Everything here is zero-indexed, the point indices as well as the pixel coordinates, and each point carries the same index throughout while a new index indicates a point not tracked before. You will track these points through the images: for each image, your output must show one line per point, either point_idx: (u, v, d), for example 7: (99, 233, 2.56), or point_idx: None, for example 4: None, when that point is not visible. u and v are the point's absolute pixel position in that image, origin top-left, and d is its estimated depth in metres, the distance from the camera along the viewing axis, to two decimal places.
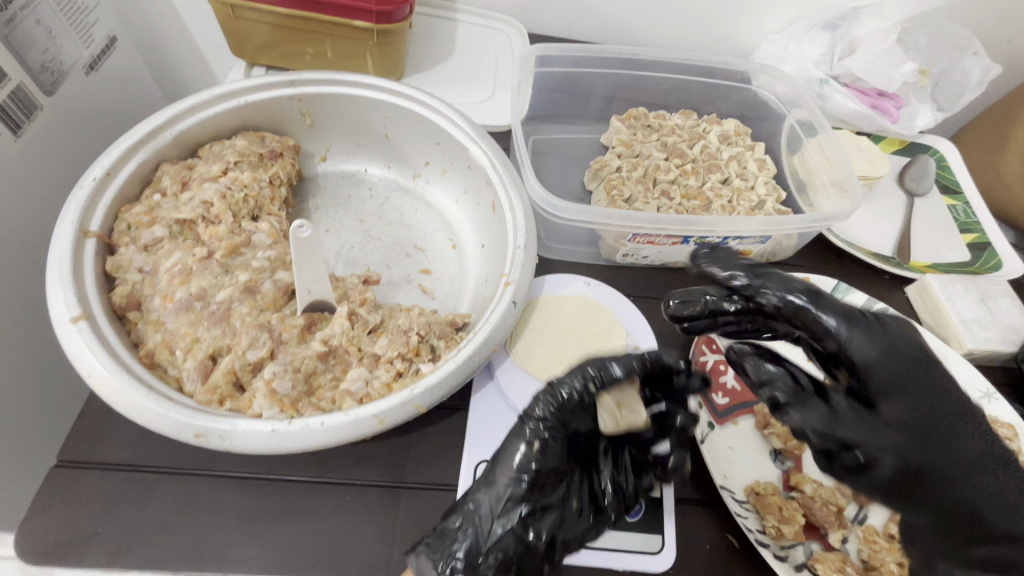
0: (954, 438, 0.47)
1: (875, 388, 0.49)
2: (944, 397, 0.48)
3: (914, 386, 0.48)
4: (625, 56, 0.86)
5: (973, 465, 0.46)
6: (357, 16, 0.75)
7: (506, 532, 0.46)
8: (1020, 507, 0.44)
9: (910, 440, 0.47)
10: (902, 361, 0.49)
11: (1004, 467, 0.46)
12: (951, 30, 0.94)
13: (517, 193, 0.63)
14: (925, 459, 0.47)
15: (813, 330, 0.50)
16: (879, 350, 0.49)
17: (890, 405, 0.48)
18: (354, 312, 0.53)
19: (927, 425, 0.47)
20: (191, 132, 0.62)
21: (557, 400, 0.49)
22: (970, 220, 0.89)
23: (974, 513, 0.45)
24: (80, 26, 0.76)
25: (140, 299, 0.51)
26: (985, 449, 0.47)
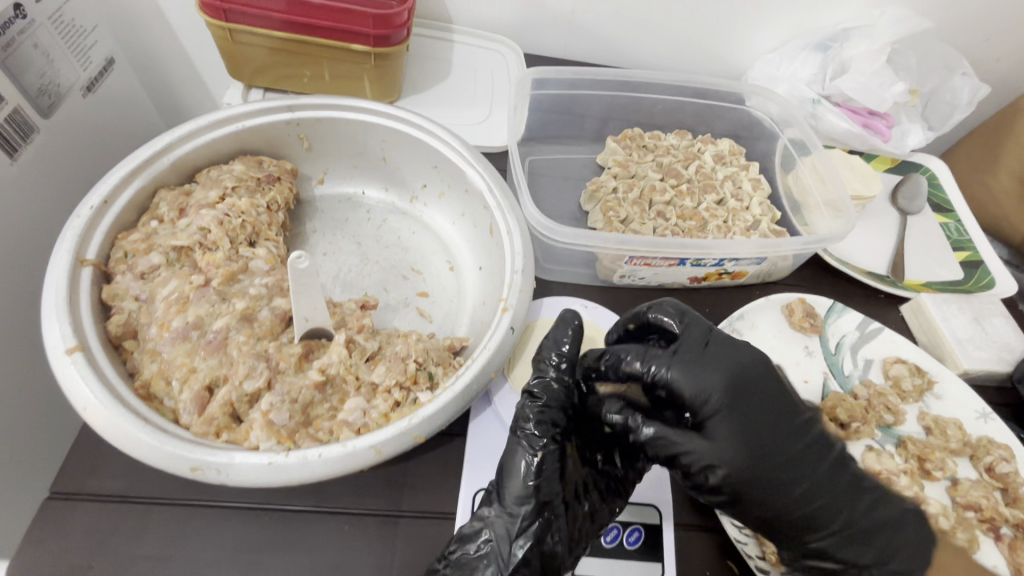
0: (776, 461, 0.51)
1: (709, 410, 0.51)
2: (775, 409, 0.53)
3: (747, 404, 0.52)
4: (620, 77, 0.87)
5: (797, 476, 0.51)
6: (355, 40, 0.75)
7: (529, 548, 0.47)
8: (842, 510, 0.52)
9: (741, 462, 0.50)
10: (732, 381, 0.52)
11: (827, 476, 0.52)
12: (940, 51, 0.96)
13: (514, 218, 0.63)
14: (754, 476, 0.50)
15: (649, 366, 0.53)
16: (710, 374, 0.52)
17: (727, 426, 0.50)
18: (352, 339, 0.53)
19: (756, 443, 0.50)
20: (188, 158, 0.62)
21: (542, 398, 0.53)
22: (963, 238, 0.89)
23: (805, 521, 0.51)
24: (77, 49, 0.76)
25: (136, 328, 0.51)
26: (813, 458, 0.53)
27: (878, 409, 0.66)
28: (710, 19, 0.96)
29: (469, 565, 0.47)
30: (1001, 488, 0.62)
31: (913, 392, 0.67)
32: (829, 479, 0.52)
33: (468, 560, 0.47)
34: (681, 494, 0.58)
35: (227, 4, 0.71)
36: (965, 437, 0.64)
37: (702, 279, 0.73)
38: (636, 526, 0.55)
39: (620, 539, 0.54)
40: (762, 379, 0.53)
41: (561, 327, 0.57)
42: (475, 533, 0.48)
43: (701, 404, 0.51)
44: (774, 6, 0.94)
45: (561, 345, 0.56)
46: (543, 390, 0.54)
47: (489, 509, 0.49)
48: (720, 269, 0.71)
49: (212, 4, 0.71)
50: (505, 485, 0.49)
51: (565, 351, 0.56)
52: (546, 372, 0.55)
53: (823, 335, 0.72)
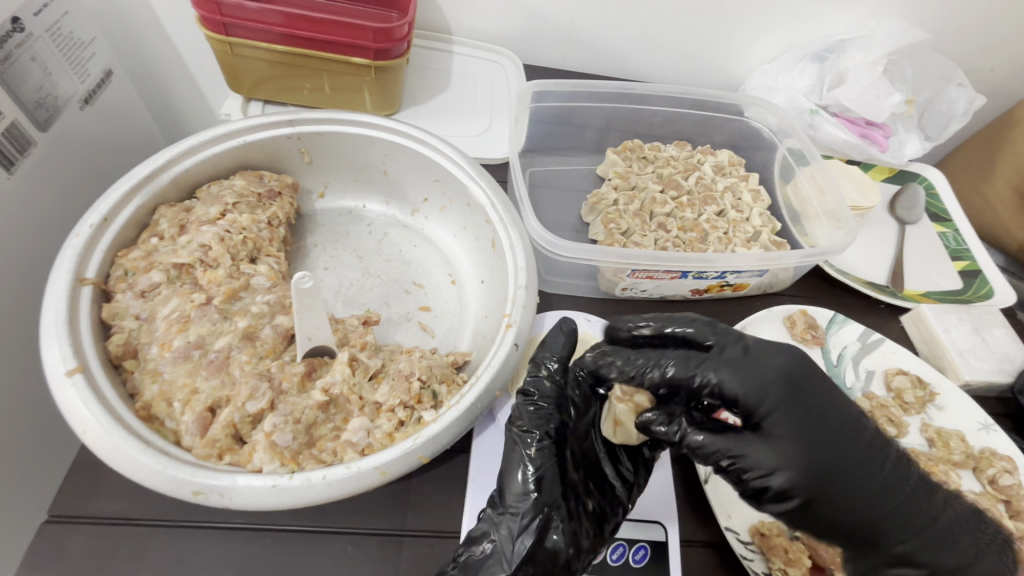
0: (844, 461, 0.48)
1: (762, 412, 0.49)
2: (831, 409, 0.50)
3: (806, 404, 0.49)
4: (619, 89, 0.88)
5: (865, 476, 0.49)
6: (356, 53, 0.75)
7: (531, 547, 0.46)
8: (915, 517, 0.49)
9: (810, 465, 0.47)
10: (784, 381, 0.50)
11: (895, 478, 0.50)
12: (936, 62, 0.97)
13: (517, 232, 0.63)
14: (825, 479, 0.47)
15: (694, 372, 0.51)
16: (761, 374, 0.50)
17: (787, 425, 0.48)
18: (355, 357, 0.53)
19: (821, 444, 0.48)
20: (188, 173, 0.62)
21: (536, 396, 0.53)
22: (961, 248, 0.90)
23: (878, 525, 0.48)
24: (75, 61, 0.76)
25: (136, 347, 0.50)
26: (877, 460, 0.50)
27: (880, 421, 0.66)
28: (708, 30, 0.96)
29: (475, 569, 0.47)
30: (1004, 500, 0.62)
31: (915, 404, 0.68)
32: (897, 481, 0.50)
33: (474, 562, 0.47)
34: (686, 511, 0.57)
35: (226, 17, 0.71)
36: (967, 449, 0.64)
37: (704, 291, 0.73)
38: (642, 544, 0.54)
39: (627, 557, 0.53)
40: (814, 378, 0.51)
41: (553, 334, 0.57)
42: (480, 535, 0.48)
43: (757, 405, 0.49)
44: (771, 18, 0.94)
45: (550, 347, 0.57)
46: (538, 389, 0.54)
47: (492, 511, 0.49)
48: (722, 282, 0.71)
49: (211, 18, 0.71)
50: (505, 484, 0.49)
51: (555, 351, 0.56)
52: (537, 370, 0.55)
53: (825, 347, 0.72)
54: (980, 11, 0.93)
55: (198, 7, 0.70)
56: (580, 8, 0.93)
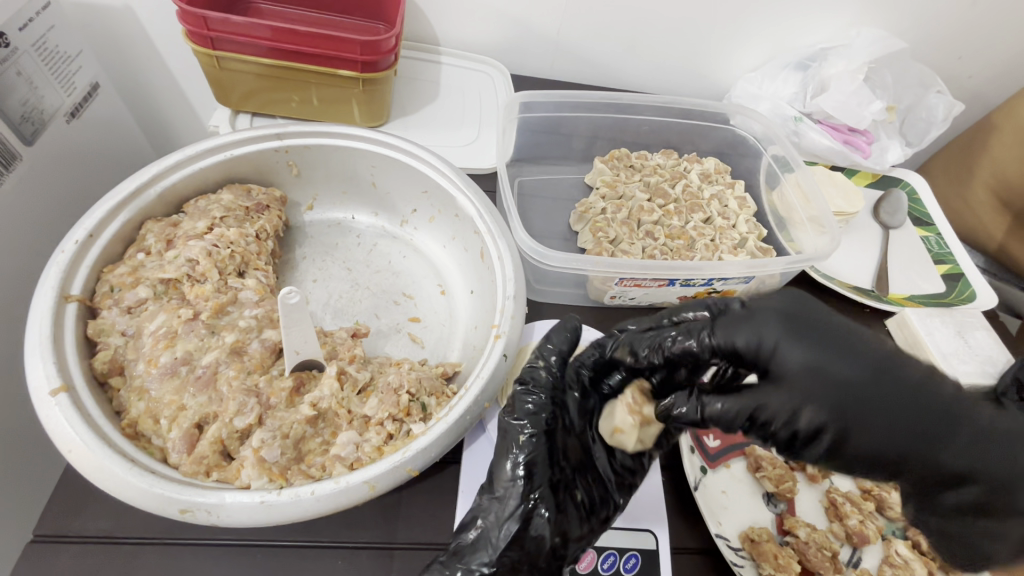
0: (873, 391, 0.45)
1: (768, 355, 0.48)
2: (840, 335, 0.48)
3: (807, 334, 0.47)
4: (605, 99, 0.89)
5: (892, 393, 0.45)
6: (342, 66, 0.76)
7: (516, 533, 0.46)
8: (956, 433, 0.44)
9: (829, 398, 0.45)
10: (787, 324, 0.48)
11: (927, 392, 0.45)
12: (914, 70, 0.99)
13: (505, 243, 0.64)
14: (847, 406, 0.44)
15: (692, 334, 0.51)
16: (756, 323, 0.49)
17: (796, 365, 0.46)
18: (343, 371, 0.53)
19: (834, 374, 0.45)
20: (176, 187, 0.62)
21: (532, 386, 0.53)
22: (943, 251, 0.91)
23: (919, 445, 0.44)
24: (60, 74, 0.76)
25: (123, 364, 0.50)
26: (904, 375, 0.46)
27: None
28: (692, 39, 0.98)
29: (460, 555, 0.47)
30: None
31: None
32: (932, 397, 0.45)
33: (463, 549, 0.47)
34: (677, 518, 0.58)
35: (212, 32, 0.71)
36: None
37: (692, 298, 0.74)
38: (633, 552, 0.54)
39: (618, 567, 0.53)
40: (815, 310, 0.49)
41: (558, 329, 0.58)
42: (470, 523, 0.48)
43: (757, 351, 0.48)
44: (754, 27, 0.96)
45: (552, 340, 0.57)
46: (534, 380, 0.54)
47: (482, 496, 0.49)
48: (709, 289, 0.72)
49: (197, 33, 0.71)
50: (495, 471, 0.49)
51: (557, 344, 0.56)
52: (536, 361, 0.55)
53: None
54: (957, 19, 0.95)
55: (185, 22, 0.70)
56: (566, 18, 0.94)
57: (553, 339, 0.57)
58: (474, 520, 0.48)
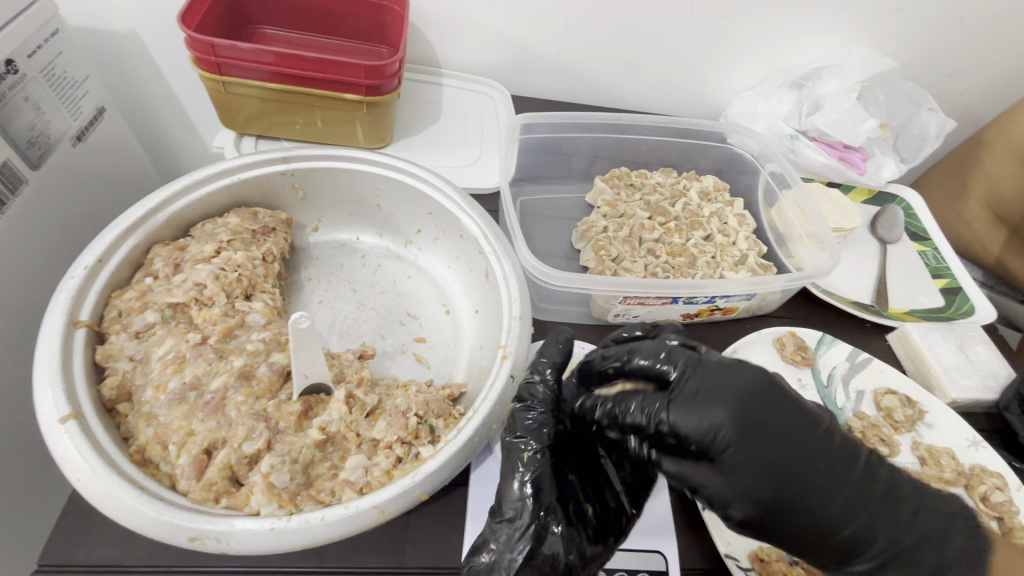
0: (806, 481, 0.46)
1: (718, 446, 0.46)
2: (801, 446, 0.47)
3: (754, 421, 0.46)
4: (605, 120, 0.90)
5: (828, 495, 0.46)
6: (347, 89, 0.77)
7: (528, 552, 0.46)
8: (882, 528, 0.47)
9: (763, 497, 0.46)
10: (740, 412, 0.46)
11: (862, 491, 0.47)
12: (906, 89, 1.01)
13: (510, 263, 0.64)
14: (777, 506, 0.46)
15: (647, 414, 0.48)
16: (711, 411, 0.46)
17: (741, 457, 0.45)
18: (352, 395, 0.52)
19: (794, 509, 0.46)
20: (184, 212, 0.63)
21: (531, 402, 0.53)
22: (941, 265, 0.93)
23: (843, 540, 0.46)
24: (67, 98, 0.77)
25: (131, 390, 0.50)
26: (842, 472, 0.47)
27: (873, 440, 0.67)
28: (689, 59, 1.00)
29: None
30: (997, 517, 0.62)
31: (905, 422, 0.69)
32: (863, 494, 0.47)
33: (476, 573, 0.47)
34: (685, 539, 0.57)
35: (219, 58, 0.72)
36: (958, 467, 0.65)
37: (695, 315, 0.74)
38: (643, 574, 0.54)
39: None
40: (773, 404, 0.47)
41: (550, 341, 0.57)
42: (482, 551, 0.48)
43: (710, 442, 0.46)
44: (749, 48, 0.98)
45: (545, 354, 0.56)
46: (534, 396, 0.53)
47: (490, 520, 0.49)
48: (712, 306, 0.72)
49: (204, 59, 0.72)
50: (503, 492, 0.49)
51: (550, 356, 0.56)
52: (533, 376, 0.54)
53: (815, 368, 0.73)
54: (946, 39, 0.98)
55: (192, 49, 0.71)
56: (565, 39, 0.97)
57: (547, 350, 0.57)
58: (485, 548, 0.48)
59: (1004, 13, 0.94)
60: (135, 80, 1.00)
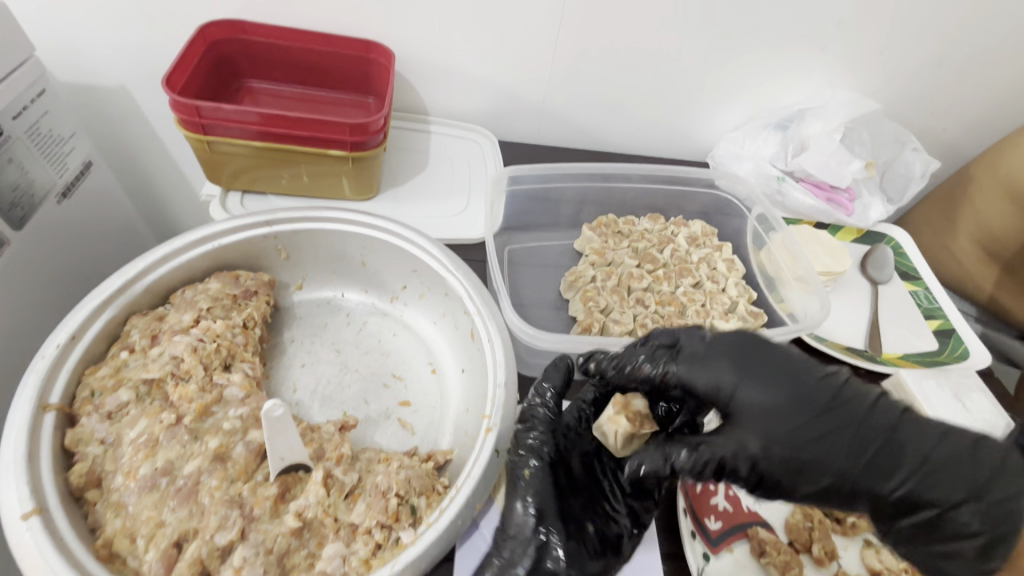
0: (818, 416, 0.52)
1: (726, 394, 0.54)
2: (802, 384, 0.54)
3: (754, 364, 0.55)
4: (591, 170, 0.90)
5: (843, 425, 0.52)
6: (332, 145, 0.78)
7: (530, 566, 0.50)
8: (907, 449, 0.51)
9: (787, 435, 0.51)
10: (739, 362, 0.55)
11: (875, 418, 0.52)
12: (889, 128, 1.03)
13: (495, 325, 0.63)
14: (800, 441, 0.51)
15: (655, 368, 0.56)
16: (712, 364, 0.55)
17: (750, 395, 0.53)
18: (330, 474, 0.51)
19: (821, 447, 0.51)
20: (163, 280, 0.62)
21: (531, 424, 0.59)
22: (933, 306, 0.92)
23: (869, 469, 0.50)
24: (53, 156, 0.77)
25: (100, 476, 0.48)
26: (854, 404, 0.53)
27: None
28: (673, 101, 1.01)
29: None
30: None
31: None
32: (879, 422, 0.52)
33: None
34: None
35: (204, 119, 0.73)
36: None
37: None
38: None
39: None
40: (768, 349, 0.56)
41: (551, 367, 0.62)
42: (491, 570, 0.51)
43: (715, 392, 0.54)
44: (732, 91, 1.00)
45: (547, 379, 0.62)
46: (537, 415, 0.60)
47: (497, 537, 0.53)
48: None
49: (189, 120, 0.73)
50: (507, 513, 0.54)
51: (552, 381, 0.61)
52: (534, 400, 0.61)
53: None
54: (926, 78, 0.99)
55: (177, 111, 0.72)
56: (552, 85, 0.98)
57: (551, 371, 0.62)
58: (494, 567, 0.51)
59: (982, 54, 0.96)
60: (123, 132, 1.01)
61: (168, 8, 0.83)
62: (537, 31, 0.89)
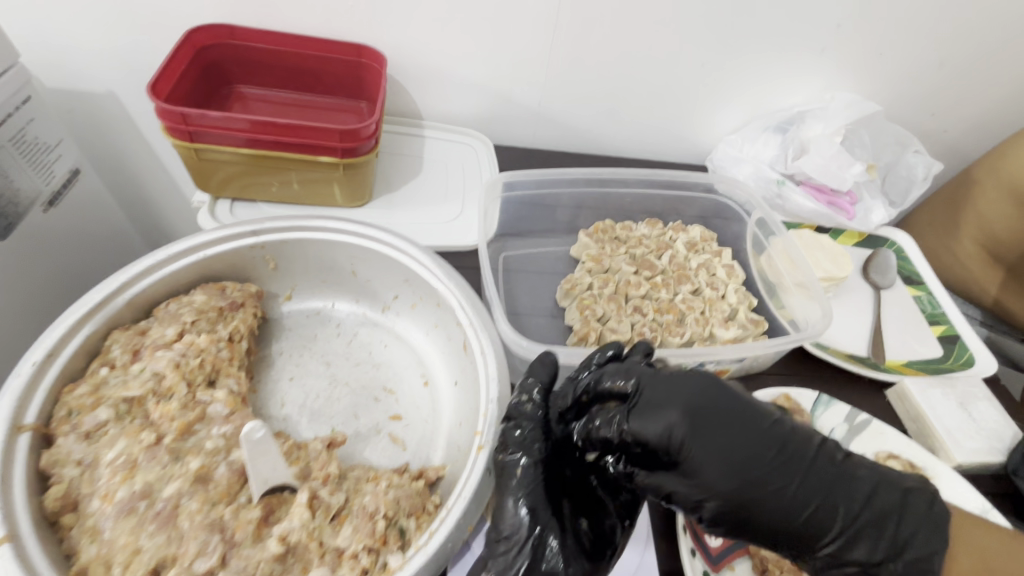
0: (758, 473, 0.49)
1: (674, 445, 0.51)
2: (746, 438, 0.50)
3: (703, 419, 0.51)
4: (587, 175, 0.88)
5: (783, 485, 0.49)
6: (322, 152, 0.76)
7: (528, 567, 0.48)
8: (838, 507, 0.49)
9: (727, 492, 0.49)
10: (690, 409, 0.51)
11: (815, 474, 0.50)
12: (891, 130, 1.00)
13: (488, 337, 0.61)
14: (745, 498, 0.49)
15: (610, 428, 0.52)
16: (665, 414, 0.51)
17: (697, 452, 0.50)
18: (316, 495, 0.49)
19: (759, 501, 0.49)
20: (146, 293, 0.60)
21: (518, 420, 0.54)
22: (936, 311, 0.91)
23: (804, 527, 0.49)
24: (38, 162, 0.76)
25: (77, 499, 0.46)
26: (800, 461, 0.50)
27: None
28: (671, 103, 0.99)
29: None
30: None
31: None
32: (819, 481, 0.50)
33: None
34: None
35: (191, 126, 0.71)
36: None
37: None
38: None
39: None
40: (716, 403, 0.51)
41: (535, 361, 0.57)
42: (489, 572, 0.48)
43: (666, 444, 0.51)
44: (731, 93, 0.98)
45: (533, 372, 0.56)
46: (523, 414, 0.54)
47: (490, 538, 0.50)
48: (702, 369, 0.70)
49: (175, 128, 0.71)
50: (499, 511, 0.50)
51: (537, 376, 0.56)
52: (519, 396, 0.55)
53: None
54: (928, 78, 0.97)
55: (163, 119, 0.70)
56: (547, 88, 0.96)
57: (536, 365, 0.57)
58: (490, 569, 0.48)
59: (984, 53, 0.94)
60: (112, 137, 0.99)
61: (154, 12, 0.81)
62: (531, 33, 0.87)
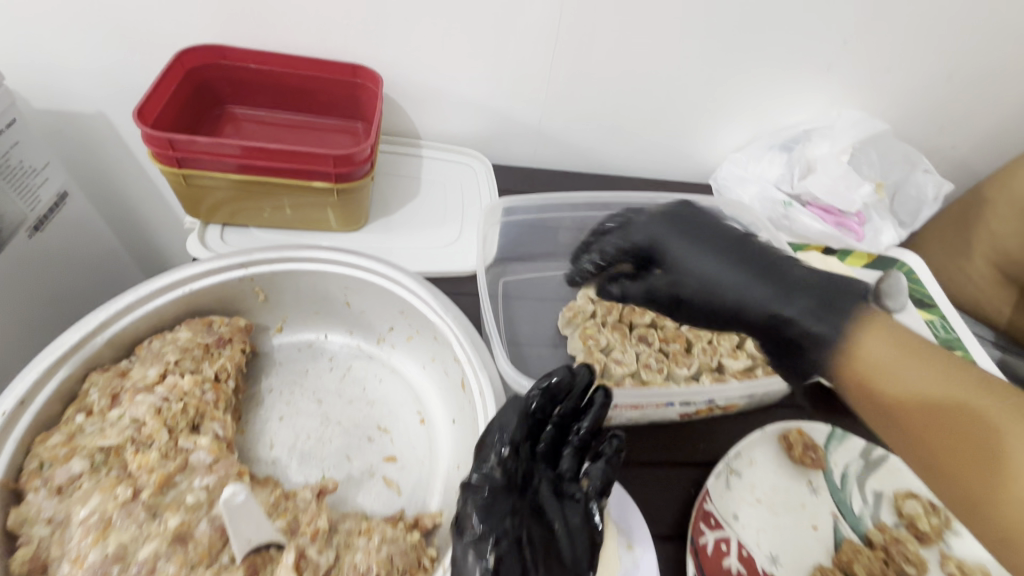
0: (722, 257, 0.55)
1: (654, 248, 0.60)
2: (728, 243, 0.57)
3: (680, 224, 0.59)
4: (589, 198, 0.86)
5: (760, 282, 0.52)
6: (315, 177, 0.73)
7: None
8: (828, 313, 0.49)
9: (703, 278, 0.55)
10: (675, 224, 0.60)
11: (790, 281, 0.52)
12: (900, 149, 0.98)
13: (487, 375, 0.58)
14: (711, 280, 0.55)
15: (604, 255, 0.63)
16: (645, 224, 0.61)
17: (664, 242, 0.59)
18: (303, 553, 0.46)
19: (715, 276, 0.55)
20: (127, 331, 0.57)
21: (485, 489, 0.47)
22: (951, 336, 0.88)
23: (781, 313, 0.51)
24: (23, 189, 0.73)
25: (46, 561, 0.43)
26: (799, 279, 0.52)
27: (897, 559, 0.60)
28: (674, 122, 0.97)
29: None
30: None
31: (931, 533, 0.63)
32: (812, 285, 0.51)
33: None
34: None
35: (178, 152, 0.69)
36: None
37: (693, 414, 0.68)
38: None
39: None
40: (696, 217, 0.60)
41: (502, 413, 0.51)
42: None
43: (649, 247, 0.60)
44: (735, 111, 0.96)
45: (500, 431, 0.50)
46: (486, 482, 0.47)
47: None
48: (710, 404, 0.67)
49: (162, 153, 0.69)
50: None
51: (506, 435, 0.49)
52: (486, 461, 0.48)
53: (827, 469, 0.67)
54: (935, 94, 0.95)
55: (149, 144, 0.67)
56: (547, 106, 0.94)
57: (502, 423, 0.50)
58: None
59: (992, 69, 0.92)
60: (102, 158, 0.96)
61: (143, 32, 0.79)
62: (530, 50, 0.85)
